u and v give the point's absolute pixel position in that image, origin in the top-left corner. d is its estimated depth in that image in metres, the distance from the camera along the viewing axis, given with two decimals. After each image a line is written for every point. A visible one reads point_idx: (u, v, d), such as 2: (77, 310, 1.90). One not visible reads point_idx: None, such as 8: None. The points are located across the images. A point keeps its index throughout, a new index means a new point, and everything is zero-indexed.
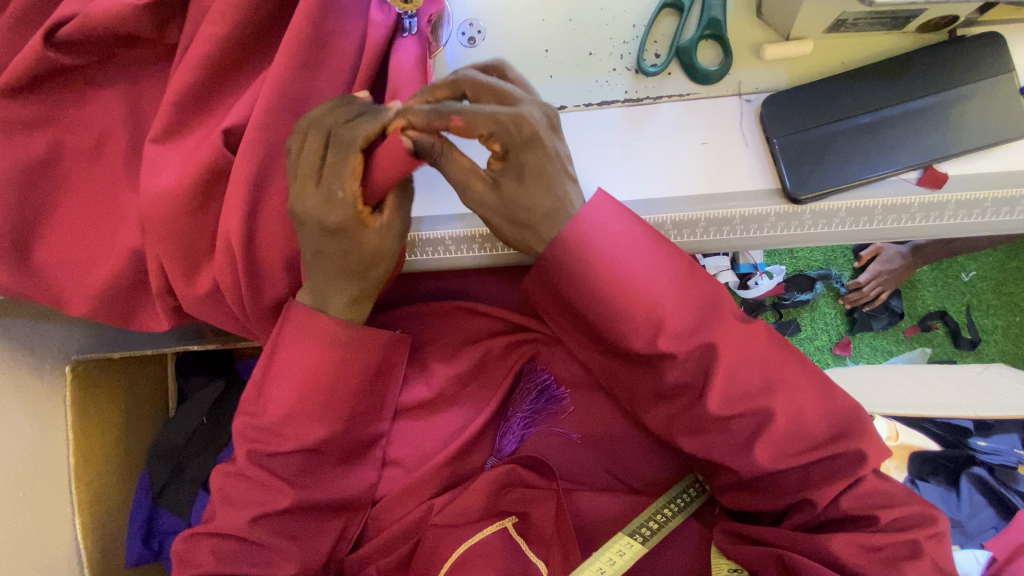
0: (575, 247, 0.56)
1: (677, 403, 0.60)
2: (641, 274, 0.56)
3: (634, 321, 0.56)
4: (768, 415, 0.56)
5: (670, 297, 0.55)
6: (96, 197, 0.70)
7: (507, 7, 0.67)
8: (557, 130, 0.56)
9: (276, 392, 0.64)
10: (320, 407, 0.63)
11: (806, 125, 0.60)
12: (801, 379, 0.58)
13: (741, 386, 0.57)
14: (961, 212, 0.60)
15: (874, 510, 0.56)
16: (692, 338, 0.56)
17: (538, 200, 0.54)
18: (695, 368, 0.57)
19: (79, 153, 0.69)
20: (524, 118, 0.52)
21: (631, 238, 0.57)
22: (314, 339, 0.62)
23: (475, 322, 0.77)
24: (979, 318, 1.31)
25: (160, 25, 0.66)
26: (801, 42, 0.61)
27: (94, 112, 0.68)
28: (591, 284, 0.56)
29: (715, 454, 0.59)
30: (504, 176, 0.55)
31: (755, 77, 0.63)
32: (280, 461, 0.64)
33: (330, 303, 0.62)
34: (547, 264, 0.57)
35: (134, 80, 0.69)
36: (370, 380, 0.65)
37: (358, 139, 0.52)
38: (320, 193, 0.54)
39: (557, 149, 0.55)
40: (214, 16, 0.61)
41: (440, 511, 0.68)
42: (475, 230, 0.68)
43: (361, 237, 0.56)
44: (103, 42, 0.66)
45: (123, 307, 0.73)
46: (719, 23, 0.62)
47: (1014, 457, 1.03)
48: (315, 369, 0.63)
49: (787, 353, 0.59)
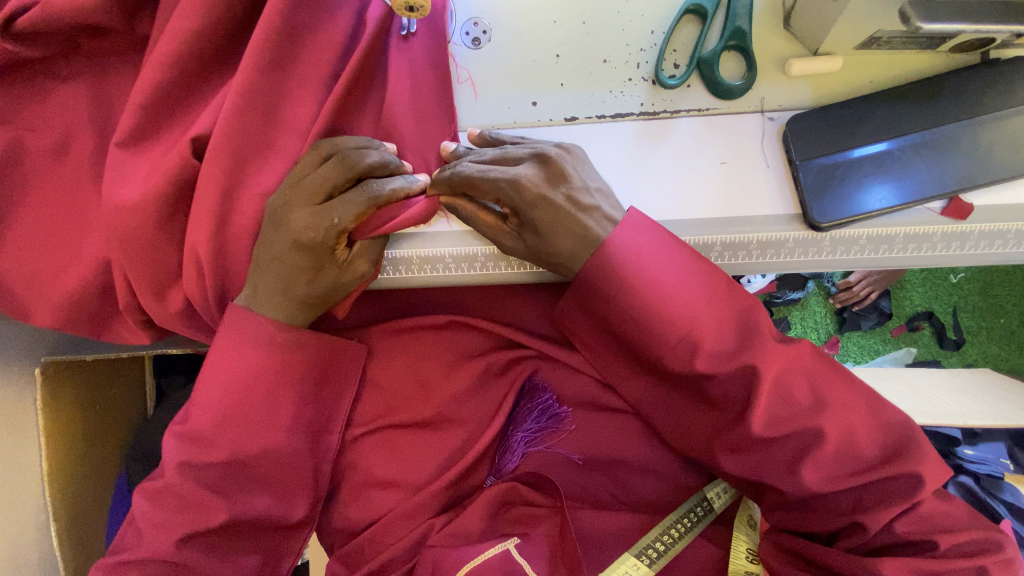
0: (609, 271, 0.55)
1: (722, 416, 0.59)
2: (675, 286, 0.55)
3: (668, 341, 0.55)
4: (819, 434, 0.55)
5: (707, 321, 0.54)
6: (59, 201, 0.64)
7: (515, 5, 0.62)
8: (562, 174, 0.55)
9: (261, 415, 0.60)
10: (257, 409, 0.60)
11: (831, 149, 0.57)
12: (851, 398, 0.56)
13: (790, 405, 0.55)
14: (983, 243, 0.58)
15: (935, 535, 0.54)
16: (734, 359, 0.55)
17: (554, 248, 0.55)
18: (738, 386, 0.56)
19: (40, 153, 0.62)
20: (521, 181, 0.54)
21: (666, 255, 0.55)
22: (220, 336, 0.61)
23: (470, 336, 0.72)
24: (966, 319, 1.30)
25: (130, 16, 0.60)
26: (829, 58, 0.58)
27: (56, 109, 0.62)
28: (627, 308, 0.56)
29: (765, 473, 0.57)
30: (521, 228, 0.56)
31: (779, 94, 0.59)
32: (211, 471, 0.59)
33: (259, 308, 0.60)
34: (586, 289, 0.57)
35: (101, 75, 0.63)
36: (314, 386, 0.63)
37: (388, 190, 0.55)
38: (316, 208, 0.55)
39: (564, 195, 0.55)
40: (186, 7, 0.55)
41: (440, 531, 0.66)
42: (479, 248, 0.62)
43: (325, 267, 0.58)
44: (65, 32, 0.59)
45: (93, 320, 0.68)
46: (745, 33, 0.58)
47: (1001, 466, 1.04)
48: (249, 369, 0.60)
49: (835, 379, 0.57)
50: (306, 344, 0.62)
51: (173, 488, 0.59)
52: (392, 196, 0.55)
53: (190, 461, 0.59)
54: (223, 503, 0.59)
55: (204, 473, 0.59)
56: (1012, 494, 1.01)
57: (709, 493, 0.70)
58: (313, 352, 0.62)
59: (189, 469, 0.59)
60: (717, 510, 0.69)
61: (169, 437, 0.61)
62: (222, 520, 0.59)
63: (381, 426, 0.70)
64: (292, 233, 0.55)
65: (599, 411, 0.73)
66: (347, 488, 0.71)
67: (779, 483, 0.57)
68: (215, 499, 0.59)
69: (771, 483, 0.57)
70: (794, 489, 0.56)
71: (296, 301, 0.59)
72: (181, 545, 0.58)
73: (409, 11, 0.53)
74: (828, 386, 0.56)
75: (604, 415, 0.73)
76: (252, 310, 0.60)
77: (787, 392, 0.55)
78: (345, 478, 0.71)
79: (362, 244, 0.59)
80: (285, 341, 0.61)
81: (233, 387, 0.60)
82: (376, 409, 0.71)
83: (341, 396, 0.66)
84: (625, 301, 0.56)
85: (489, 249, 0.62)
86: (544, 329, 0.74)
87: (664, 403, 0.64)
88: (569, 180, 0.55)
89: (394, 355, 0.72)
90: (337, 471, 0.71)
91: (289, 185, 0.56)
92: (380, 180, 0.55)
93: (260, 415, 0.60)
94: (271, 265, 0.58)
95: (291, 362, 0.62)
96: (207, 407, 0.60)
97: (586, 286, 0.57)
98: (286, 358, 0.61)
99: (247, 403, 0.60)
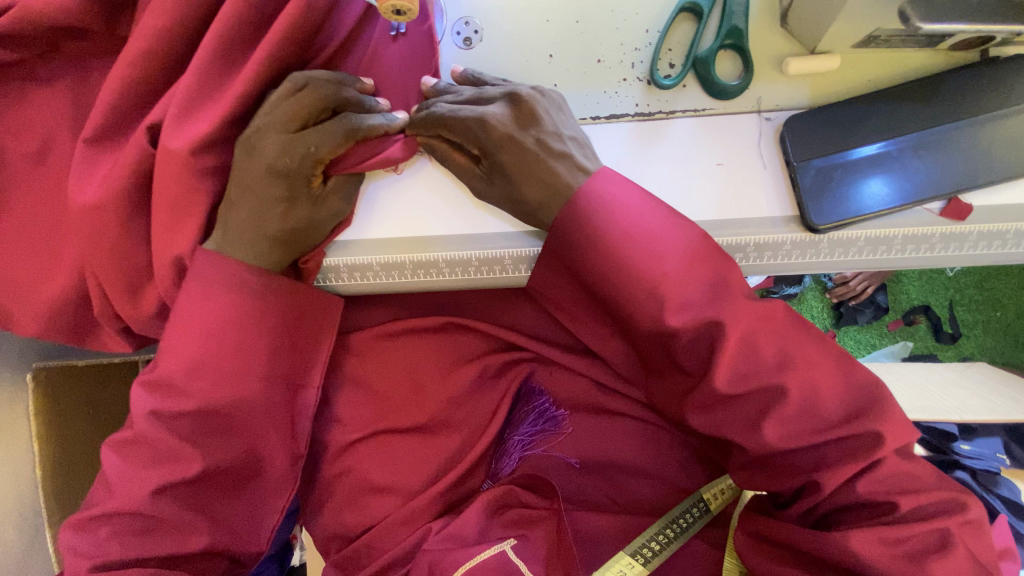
0: (580, 220, 0.54)
1: (688, 372, 0.56)
2: (639, 244, 0.53)
3: (637, 294, 0.53)
4: (780, 392, 0.52)
5: (677, 272, 0.52)
6: (41, 206, 0.62)
7: (507, 5, 0.61)
8: (534, 117, 0.55)
9: (228, 362, 0.57)
10: (227, 359, 0.57)
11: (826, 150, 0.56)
12: (817, 357, 0.53)
13: (755, 361, 0.53)
14: (982, 244, 0.58)
15: (898, 497, 0.52)
16: (700, 312, 0.52)
17: (523, 191, 0.54)
18: (703, 343, 0.53)
19: (25, 158, 0.62)
20: (490, 121, 0.54)
21: (639, 207, 0.54)
22: (190, 280, 0.57)
23: (465, 338, 0.72)
24: (961, 313, 1.29)
25: (111, 18, 0.58)
26: (827, 57, 0.57)
27: (38, 115, 0.61)
28: (597, 262, 0.54)
29: (726, 431, 0.54)
30: (491, 171, 0.56)
31: (776, 93, 0.58)
32: (184, 422, 0.56)
33: (228, 250, 0.58)
34: (557, 240, 0.56)
35: (82, 79, 0.62)
36: (288, 337, 0.60)
37: (366, 124, 0.55)
38: (291, 136, 0.54)
39: (533, 136, 0.54)
40: (166, 8, 0.54)
41: (437, 533, 0.65)
42: (472, 253, 0.60)
43: (299, 200, 0.57)
44: (45, 35, 0.58)
45: (81, 328, 0.67)
46: (742, 32, 0.57)
47: (996, 461, 1.04)
48: (219, 317, 0.57)
49: (821, 352, 0.54)
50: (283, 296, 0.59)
51: (144, 437, 0.56)
52: (372, 132, 0.56)
53: (167, 441, 0.56)
54: (199, 454, 0.57)
55: (180, 428, 0.56)
56: (1008, 489, 1.00)
57: (706, 493, 0.69)
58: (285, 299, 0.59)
59: (167, 433, 0.56)
60: (715, 512, 0.68)
61: (134, 387, 0.57)
62: (198, 470, 0.56)
63: (376, 431, 0.70)
64: (267, 161, 0.55)
65: (598, 413, 0.72)
66: (342, 493, 0.70)
67: (741, 440, 0.54)
68: (189, 448, 0.56)
69: (732, 439, 0.55)
70: (754, 446, 0.54)
71: (268, 238, 0.57)
72: (154, 498, 0.55)
73: (397, 14, 0.51)
74: (794, 343, 0.53)
75: (598, 416, 0.72)
76: (223, 252, 0.58)
77: (753, 349, 0.52)
78: (340, 483, 0.70)
79: (338, 179, 0.58)
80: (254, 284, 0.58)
81: (200, 352, 0.57)
82: (369, 412, 0.70)
83: (311, 357, 0.63)
84: (597, 257, 0.54)
85: (483, 252, 0.60)
86: (539, 331, 0.72)
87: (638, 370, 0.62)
88: (540, 123, 0.55)
89: (388, 359, 0.71)
90: (332, 475, 0.71)
91: (263, 114, 0.55)
92: (358, 114, 0.56)
93: (230, 374, 0.57)
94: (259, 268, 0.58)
95: (268, 327, 0.59)
96: (174, 353, 0.57)
97: (557, 235, 0.55)
98: (259, 303, 0.58)
99: (214, 356, 0.57)
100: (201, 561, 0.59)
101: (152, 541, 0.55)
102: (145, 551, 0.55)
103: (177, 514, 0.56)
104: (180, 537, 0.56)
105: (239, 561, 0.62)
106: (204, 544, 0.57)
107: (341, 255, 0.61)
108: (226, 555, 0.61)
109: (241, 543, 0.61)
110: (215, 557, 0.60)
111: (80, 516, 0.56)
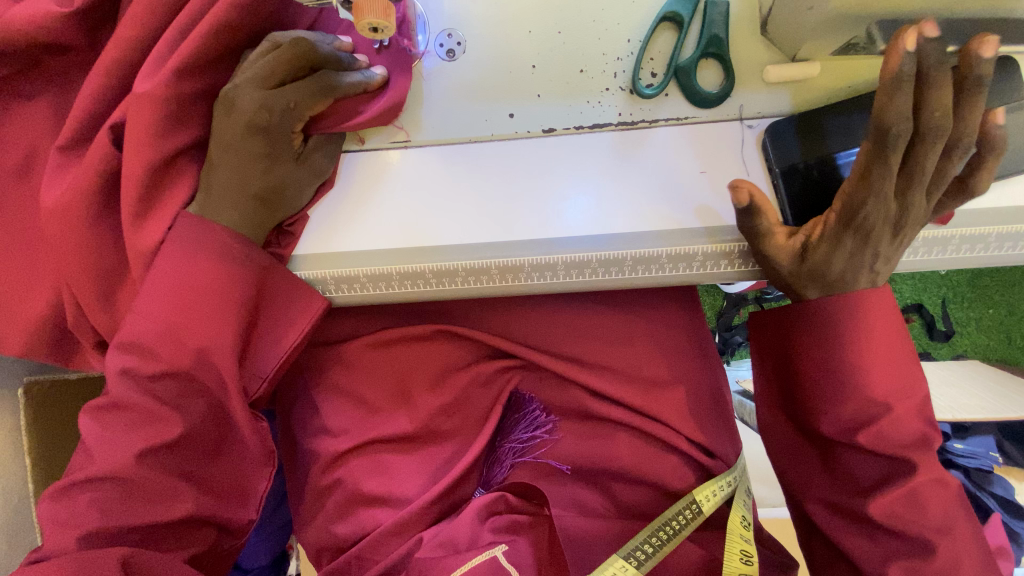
0: (849, 318, 0.55)
1: (842, 484, 0.59)
2: (868, 356, 0.55)
3: (844, 414, 0.56)
4: (929, 548, 0.54)
5: (898, 407, 0.55)
6: (23, 219, 0.62)
7: (488, 16, 0.61)
8: (904, 203, 0.50)
9: (199, 328, 0.55)
10: (195, 325, 0.55)
11: (833, 149, 0.55)
12: (964, 530, 0.55)
13: (919, 513, 0.55)
14: (964, 247, 0.58)
15: None
16: (907, 451, 0.55)
17: (848, 267, 0.53)
18: (876, 471, 0.57)
19: (5, 173, 0.62)
20: (876, 205, 0.49)
21: (886, 329, 0.55)
22: (166, 249, 0.56)
23: (455, 348, 0.72)
24: (954, 311, 1.29)
25: (91, 33, 0.59)
26: (806, 64, 0.57)
27: (20, 131, 0.62)
28: (847, 377, 0.55)
29: (847, 545, 0.58)
30: (817, 247, 0.52)
31: (758, 101, 0.59)
32: (164, 385, 0.54)
33: (213, 216, 0.56)
34: (825, 328, 0.56)
35: (61, 93, 0.62)
36: (257, 303, 0.58)
37: (346, 85, 0.56)
38: (270, 91, 0.54)
39: (889, 224, 0.51)
40: (147, 23, 0.55)
41: (428, 544, 0.64)
42: (459, 262, 0.59)
43: (279, 159, 0.56)
44: (24, 50, 0.58)
45: (65, 345, 0.67)
46: (721, 41, 0.58)
47: (989, 460, 1.04)
48: (189, 281, 0.55)
49: (964, 509, 0.56)
50: (256, 296, 0.57)
51: (123, 403, 0.54)
52: (350, 90, 0.57)
53: (140, 429, 0.54)
54: (179, 416, 0.54)
55: (149, 414, 0.54)
56: (1001, 487, 1.01)
57: (698, 495, 0.67)
58: (253, 269, 0.57)
59: (142, 401, 0.54)
60: (707, 513, 0.66)
61: (111, 350, 0.55)
62: (179, 433, 0.54)
63: (366, 442, 0.70)
64: (246, 114, 0.54)
65: (590, 421, 0.72)
66: (334, 504, 0.69)
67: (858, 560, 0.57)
68: (165, 412, 0.54)
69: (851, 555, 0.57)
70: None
71: (250, 199, 0.56)
72: (137, 463, 0.53)
73: (374, 32, 0.51)
74: (955, 515, 0.55)
75: (594, 422, 0.72)
76: (205, 216, 0.56)
77: (919, 504, 0.55)
78: (332, 493, 0.70)
79: (318, 138, 0.59)
80: (223, 281, 0.56)
81: (175, 342, 0.54)
82: (359, 420, 0.71)
83: (284, 332, 0.60)
84: (854, 378, 0.55)
85: (468, 263, 0.59)
86: (532, 338, 0.72)
87: (791, 449, 0.63)
88: (907, 215, 0.51)
89: (379, 369, 0.71)
90: (322, 486, 0.70)
91: (241, 72, 0.55)
92: (337, 73, 0.56)
93: (210, 337, 0.55)
94: (236, 271, 0.56)
95: (246, 296, 0.56)
96: (147, 316, 0.55)
97: (820, 327, 0.56)
98: (228, 278, 0.56)
99: (184, 322, 0.55)
100: (188, 531, 0.56)
101: (132, 509, 0.53)
102: (121, 519, 0.52)
103: (157, 479, 0.54)
104: (162, 504, 0.54)
105: (227, 532, 0.60)
106: (188, 510, 0.55)
107: (324, 267, 0.60)
108: (214, 523, 0.58)
109: (228, 511, 0.59)
110: (202, 526, 0.58)
111: (58, 485, 0.53)
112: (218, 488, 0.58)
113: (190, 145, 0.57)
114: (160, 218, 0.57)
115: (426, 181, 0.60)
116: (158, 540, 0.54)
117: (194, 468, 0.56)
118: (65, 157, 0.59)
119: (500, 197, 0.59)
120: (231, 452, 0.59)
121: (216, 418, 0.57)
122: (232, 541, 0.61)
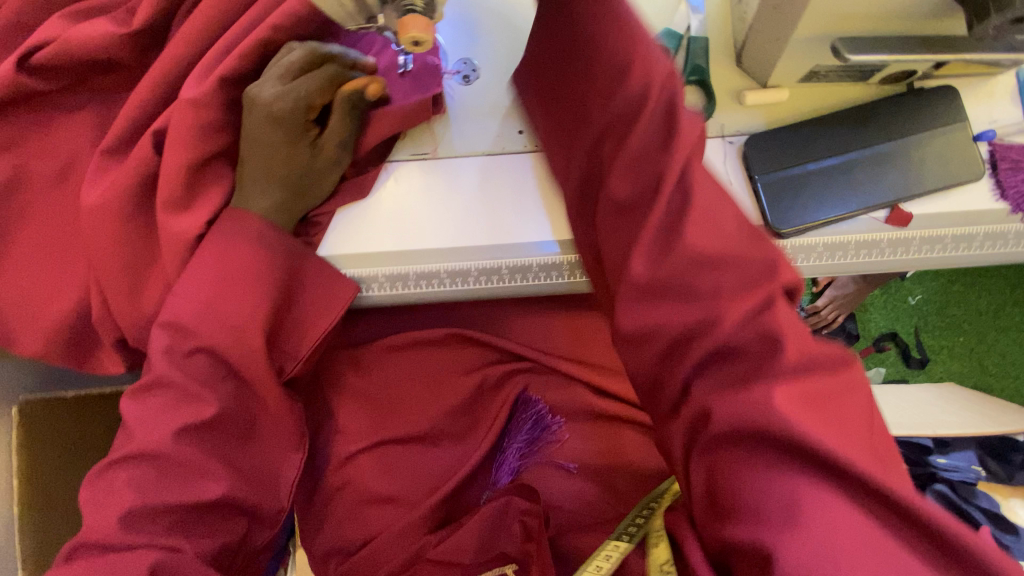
0: None
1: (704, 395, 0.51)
2: None
3: None
4: None
5: None
6: (59, 221, 0.66)
7: (499, 47, 0.69)
8: None
9: (235, 309, 0.58)
10: (228, 310, 0.58)
11: (802, 160, 0.64)
12: None
13: None
14: (924, 248, 0.66)
15: None
16: None
17: None
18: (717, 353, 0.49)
19: (45, 177, 0.66)
20: None
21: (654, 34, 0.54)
22: (206, 242, 0.60)
23: (467, 351, 0.75)
24: (927, 339, 1.36)
25: (140, 52, 0.65)
26: (777, 90, 0.66)
27: (64, 139, 0.67)
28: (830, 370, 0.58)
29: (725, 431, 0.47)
30: None
31: (736, 121, 0.67)
32: (193, 369, 0.56)
33: (246, 206, 0.61)
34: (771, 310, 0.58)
35: (105, 106, 0.68)
36: (285, 290, 0.61)
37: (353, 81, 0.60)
38: (286, 85, 0.57)
39: None
40: (195, 41, 0.61)
41: (438, 544, 0.64)
42: (471, 264, 0.65)
43: (297, 149, 0.61)
44: (78, 67, 0.64)
45: (84, 344, 0.69)
46: (703, 69, 0.67)
47: (972, 473, 1.06)
48: (223, 270, 0.59)
49: None
50: (280, 290, 0.60)
51: (159, 383, 0.56)
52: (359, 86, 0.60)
53: (166, 410, 0.55)
54: (214, 397, 0.56)
55: (174, 398, 0.56)
56: (986, 501, 1.02)
57: None
58: (280, 260, 0.60)
59: (168, 383, 0.56)
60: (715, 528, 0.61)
61: (153, 329, 0.57)
62: (215, 412, 0.56)
63: (377, 442, 0.71)
64: (264, 107, 0.58)
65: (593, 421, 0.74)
66: (343, 506, 0.70)
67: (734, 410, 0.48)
68: (200, 392, 0.56)
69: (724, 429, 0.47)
70: None
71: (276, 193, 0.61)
72: (175, 443, 0.54)
73: (414, 45, 0.54)
74: None
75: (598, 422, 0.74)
76: (240, 208, 0.61)
77: None
78: (341, 496, 0.71)
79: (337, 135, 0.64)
80: (249, 273, 0.59)
81: (206, 328, 0.57)
82: (368, 421, 0.72)
83: (312, 321, 0.63)
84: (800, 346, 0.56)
85: (479, 264, 0.65)
86: (537, 340, 0.77)
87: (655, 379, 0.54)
88: None
89: (392, 371, 0.74)
90: (332, 488, 0.71)
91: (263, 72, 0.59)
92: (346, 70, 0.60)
93: (244, 320, 0.58)
94: (267, 264, 0.60)
95: (278, 286, 0.60)
96: (178, 302, 0.58)
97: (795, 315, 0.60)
98: (259, 270, 0.59)
99: (217, 307, 0.58)
100: (220, 517, 0.57)
101: (167, 489, 0.54)
102: (156, 501, 0.53)
103: (194, 460, 0.55)
104: (195, 485, 0.55)
105: (256, 525, 0.60)
106: (220, 492, 0.55)
107: (354, 266, 0.65)
108: (247, 513, 0.59)
109: (260, 498, 0.60)
110: (234, 516, 0.58)
111: (98, 465, 0.55)
112: (250, 477, 0.59)
113: (227, 150, 0.63)
114: (195, 216, 0.61)
115: (445, 191, 0.65)
116: (195, 525, 0.55)
117: (229, 451, 0.58)
118: (106, 160, 0.64)
119: (480, 205, 0.65)
120: (261, 441, 0.60)
121: (246, 402, 0.59)
122: (264, 535, 0.61)
